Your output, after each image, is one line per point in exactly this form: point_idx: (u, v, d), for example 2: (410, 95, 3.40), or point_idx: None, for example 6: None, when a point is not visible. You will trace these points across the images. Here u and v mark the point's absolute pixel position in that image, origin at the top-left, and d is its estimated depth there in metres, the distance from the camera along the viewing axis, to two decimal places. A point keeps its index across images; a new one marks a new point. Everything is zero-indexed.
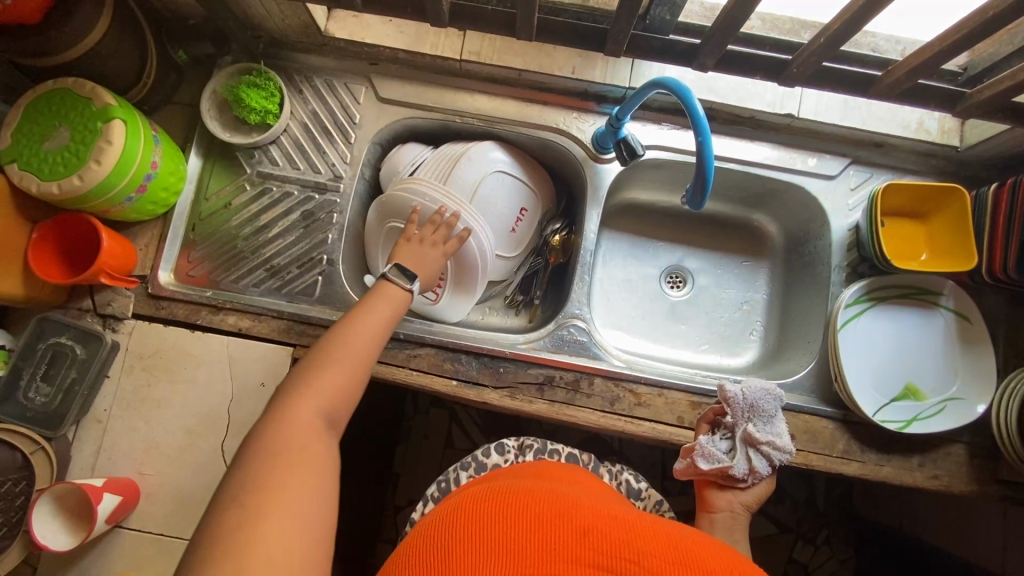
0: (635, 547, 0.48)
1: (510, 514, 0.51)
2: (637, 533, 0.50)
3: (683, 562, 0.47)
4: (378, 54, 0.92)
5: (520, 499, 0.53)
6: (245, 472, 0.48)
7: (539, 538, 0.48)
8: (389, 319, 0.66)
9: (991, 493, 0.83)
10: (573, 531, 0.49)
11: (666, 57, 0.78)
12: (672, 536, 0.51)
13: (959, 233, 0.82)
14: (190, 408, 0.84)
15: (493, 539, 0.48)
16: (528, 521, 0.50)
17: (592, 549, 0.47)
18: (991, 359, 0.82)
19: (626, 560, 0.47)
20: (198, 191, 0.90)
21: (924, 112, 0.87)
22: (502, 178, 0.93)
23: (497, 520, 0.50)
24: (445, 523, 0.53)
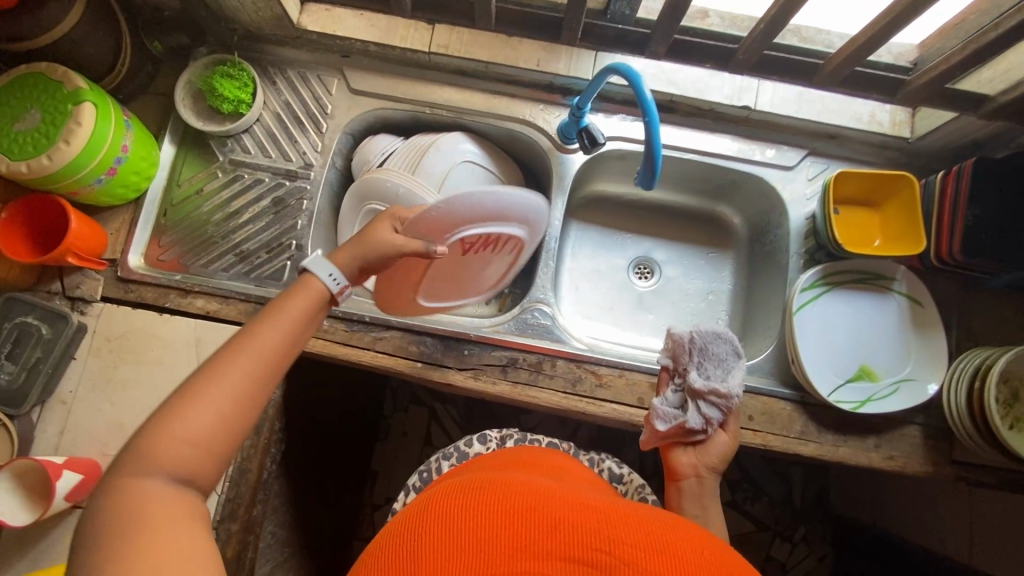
0: (607, 537, 0.44)
1: (474, 506, 0.47)
2: (608, 521, 0.46)
3: (655, 548, 0.44)
4: (350, 47, 0.94)
5: (486, 492, 0.49)
6: (97, 547, 0.40)
7: (505, 534, 0.44)
8: (305, 315, 0.56)
9: (945, 473, 0.85)
10: (544, 525, 0.45)
11: (621, 45, 0.89)
12: (642, 519, 0.48)
13: (908, 219, 0.85)
14: (156, 390, 0.84)
15: (455, 536, 0.44)
16: (493, 514, 0.46)
17: (564, 543, 0.43)
18: (942, 342, 0.85)
19: (599, 551, 0.43)
20: (170, 178, 0.92)
21: (875, 105, 0.90)
22: (471, 168, 0.95)
23: (459, 515, 0.46)
24: (406, 523, 0.48)
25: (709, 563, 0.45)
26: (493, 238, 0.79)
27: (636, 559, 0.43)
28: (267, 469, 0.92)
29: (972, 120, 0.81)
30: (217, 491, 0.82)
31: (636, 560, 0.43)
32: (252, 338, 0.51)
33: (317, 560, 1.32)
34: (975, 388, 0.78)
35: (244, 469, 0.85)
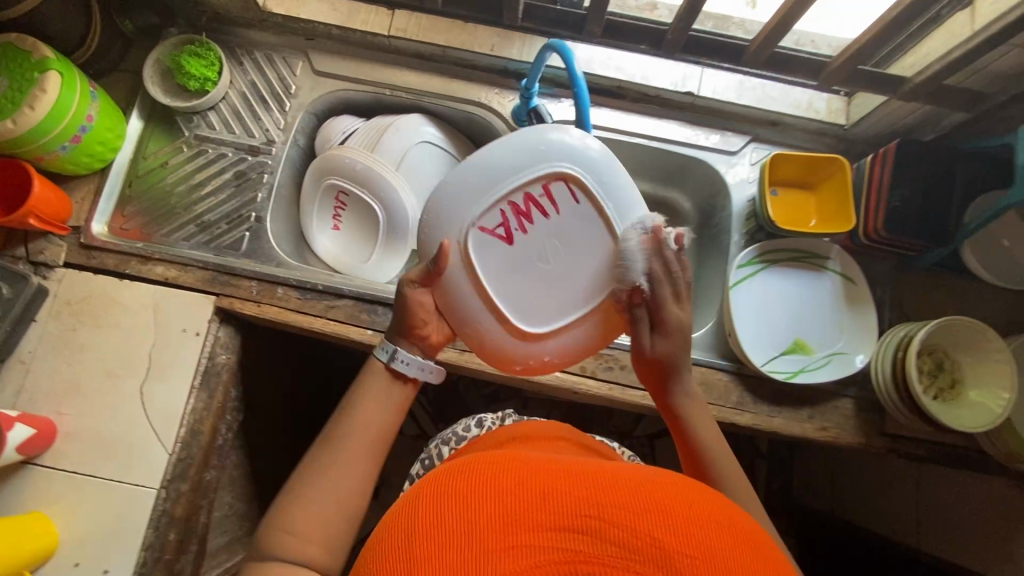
0: (591, 501, 0.39)
1: (452, 488, 0.42)
2: (596, 481, 0.42)
3: (642, 504, 0.40)
4: (313, 30, 0.98)
5: (463, 469, 0.44)
6: None
7: (489, 510, 0.39)
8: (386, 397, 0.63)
9: (875, 444, 0.87)
10: (531, 496, 0.40)
11: (560, 27, 0.95)
12: (631, 474, 0.44)
13: (840, 200, 0.89)
14: (112, 352, 0.87)
15: (438, 523, 0.39)
16: (473, 492, 0.41)
17: (552, 513, 0.39)
18: (872, 317, 0.88)
19: (589, 517, 0.38)
20: (137, 151, 0.96)
21: (812, 93, 0.95)
22: (429, 149, 0.99)
23: (442, 497, 0.41)
24: (389, 520, 0.43)
25: (699, 511, 0.41)
26: (536, 199, 0.67)
27: (624, 518, 0.38)
28: (221, 435, 0.94)
29: (898, 104, 0.85)
30: (168, 450, 0.84)
31: (624, 520, 0.38)
32: (342, 430, 0.59)
33: None
34: (898, 358, 0.81)
35: (196, 431, 0.87)
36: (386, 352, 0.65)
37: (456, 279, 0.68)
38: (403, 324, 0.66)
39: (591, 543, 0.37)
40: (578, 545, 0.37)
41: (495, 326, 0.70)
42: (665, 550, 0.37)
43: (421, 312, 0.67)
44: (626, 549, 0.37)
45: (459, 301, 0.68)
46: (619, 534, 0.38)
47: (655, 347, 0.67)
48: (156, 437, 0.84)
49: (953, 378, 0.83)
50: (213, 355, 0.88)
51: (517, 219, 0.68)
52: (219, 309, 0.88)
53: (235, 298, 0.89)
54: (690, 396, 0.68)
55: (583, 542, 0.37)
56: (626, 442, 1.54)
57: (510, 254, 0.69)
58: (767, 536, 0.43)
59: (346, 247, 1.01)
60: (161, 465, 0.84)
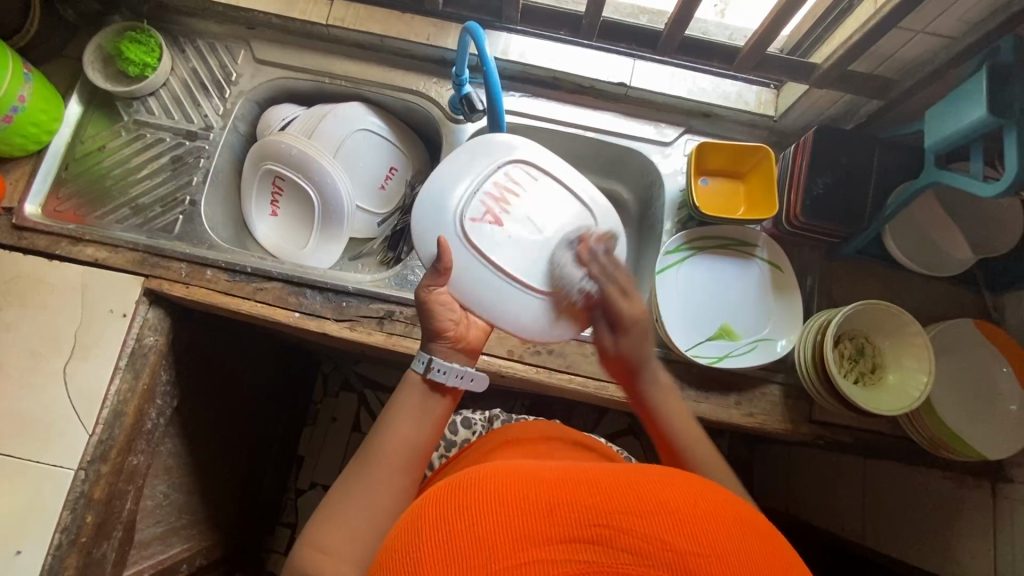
0: (597, 509, 0.39)
1: (458, 503, 0.41)
2: (602, 486, 0.41)
3: (646, 504, 0.39)
4: (254, 19, 1.00)
5: (468, 481, 0.43)
6: None
7: (498, 525, 0.38)
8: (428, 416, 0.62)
9: (803, 431, 0.87)
10: (537, 509, 0.39)
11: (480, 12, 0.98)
12: (633, 474, 0.43)
13: (765, 188, 0.90)
14: (38, 332, 0.86)
15: (448, 542, 0.38)
16: (479, 505, 0.40)
17: (560, 524, 0.38)
18: (797, 302, 0.89)
19: (598, 527, 0.38)
20: (74, 135, 0.97)
21: (742, 85, 0.97)
22: (369, 137, 1.01)
23: (448, 514, 0.40)
24: (396, 539, 0.42)
25: (706, 507, 0.40)
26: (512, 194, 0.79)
27: (632, 524, 0.38)
28: (151, 419, 0.93)
29: (818, 93, 0.87)
30: (89, 430, 0.83)
31: (632, 525, 0.38)
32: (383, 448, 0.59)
33: (229, 537, 1.30)
34: (819, 342, 0.82)
35: (120, 413, 0.86)
36: (421, 363, 0.64)
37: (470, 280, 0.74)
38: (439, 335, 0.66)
39: (601, 552, 0.37)
40: (588, 554, 0.37)
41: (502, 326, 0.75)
42: (674, 552, 0.37)
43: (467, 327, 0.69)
44: (637, 556, 0.37)
45: (481, 298, 0.73)
46: (627, 540, 0.37)
47: (618, 345, 0.65)
48: (77, 418, 0.84)
49: (874, 363, 0.83)
50: (141, 336, 0.88)
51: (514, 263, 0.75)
52: (147, 290, 0.89)
53: (163, 280, 0.89)
54: (661, 379, 0.66)
55: (594, 551, 0.37)
56: None
57: (514, 246, 0.77)
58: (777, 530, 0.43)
59: (284, 233, 1.02)
60: (82, 445, 0.83)
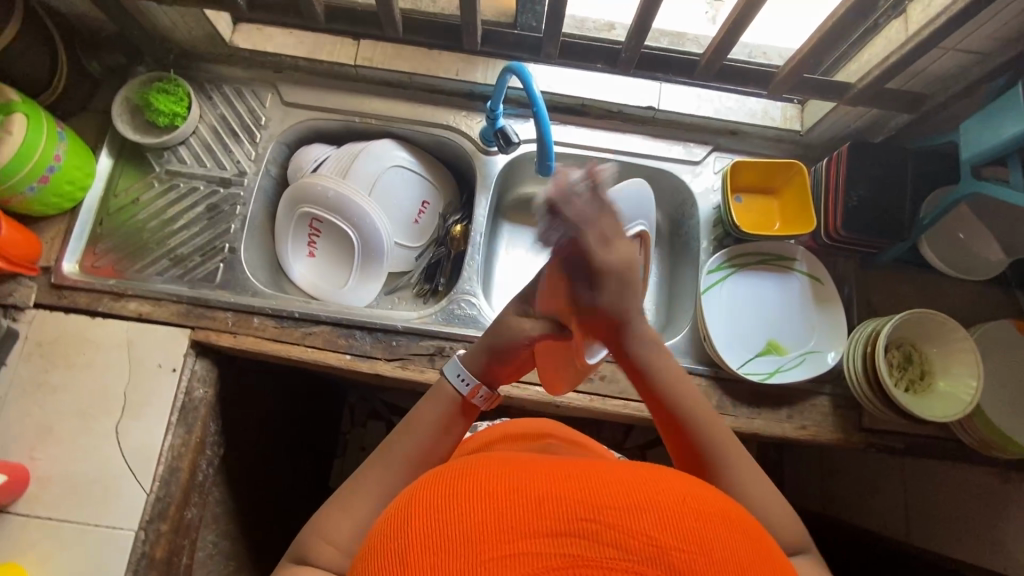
0: (587, 501, 0.36)
1: (448, 494, 0.38)
2: (595, 480, 0.38)
3: (637, 499, 0.37)
4: (281, 63, 1.00)
5: (460, 473, 0.40)
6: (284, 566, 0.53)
7: (486, 517, 0.36)
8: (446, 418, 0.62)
9: (855, 440, 0.88)
10: (526, 500, 0.36)
11: None
12: (628, 469, 0.41)
13: (800, 203, 0.92)
14: (85, 393, 0.85)
15: (433, 533, 0.36)
16: (469, 497, 0.37)
17: (547, 517, 0.35)
18: (840, 313, 0.91)
19: (586, 521, 0.35)
20: (107, 189, 0.96)
21: (767, 102, 0.99)
22: (401, 172, 1.01)
23: (439, 504, 0.37)
24: (382, 526, 0.39)
25: (697, 507, 0.38)
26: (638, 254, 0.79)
27: (620, 519, 0.35)
28: (202, 471, 0.92)
29: (847, 109, 0.89)
30: (146, 490, 0.82)
31: (620, 519, 0.35)
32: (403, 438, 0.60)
33: None
34: (868, 352, 0.83)
35: (174, 468, 0.85)
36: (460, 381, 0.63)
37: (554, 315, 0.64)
38: (493, 360, 0.63)
39: (589, 547, 0.34)
40: (575, 549, 0.34)
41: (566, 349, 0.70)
42: (663, 548, 0.34)
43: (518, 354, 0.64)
44: (624, 551, 0.34)
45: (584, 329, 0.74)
46: (616, 535, 0.35)
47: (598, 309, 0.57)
48: (134, 478, 0.83)
49: (921, 369, 0.85)
50: (190, 389, 0.87)
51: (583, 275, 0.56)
52: (195, 342, 0.88)
53: (210, 331, 0.88)
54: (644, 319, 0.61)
55: (581, 546, 0.34)
56: (618, 453, 1.54)
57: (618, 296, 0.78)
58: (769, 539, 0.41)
59: (322, 273, 1.02)
60: (140, 506, 0.82)
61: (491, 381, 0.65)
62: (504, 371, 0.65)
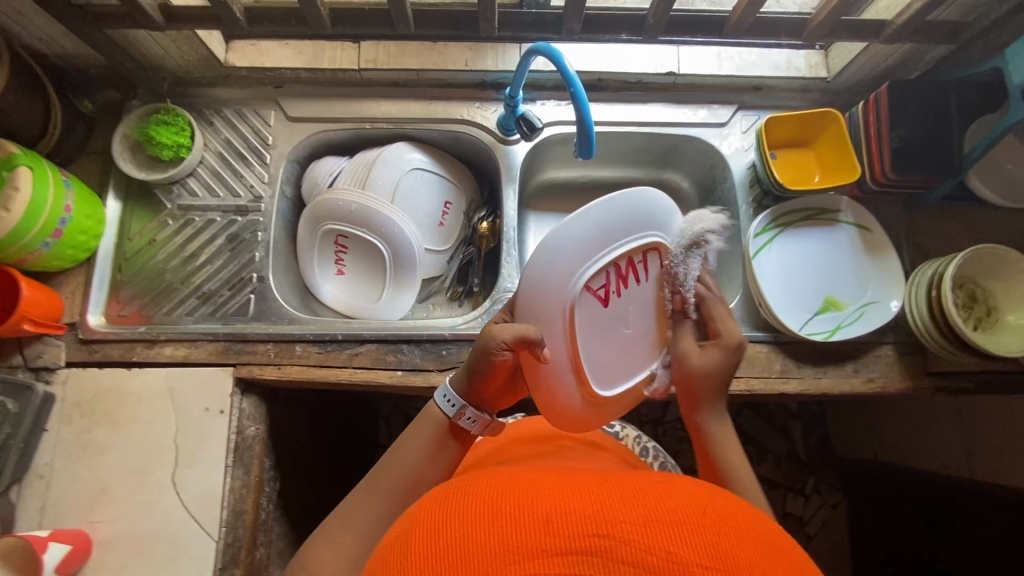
0: (601, 518, 0.34)
1: (457, 511, 0.37)
2: (608, 497, 0.37)
3: (655, 516, 0.35)
4: (281, 77, 0.96)
5: (470, 491, 0.39)
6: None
7: (494, 538, 0.34)
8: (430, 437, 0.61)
9: (925, 385, 0.86)
10: (536, 519, 0.35)
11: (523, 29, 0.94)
12: (647, 487, 0.39)
13: (841, 152, 0.89)
14: (134, 447, 0.82)
15: (441, 555, 0.34)
16: (475, 520, 0.36)
17: (557, 535, 0.33)
18: (894, 259, 0.88)
19: (596, 536, 0.33)
20: (120, 233, 0.91)
21: (789, 52, 0.95)
22: (420, 175, 0.97)
23: (453, 524, 0.36)
24: (391, 542, 0.38)
25: (720, 523, 0.35)
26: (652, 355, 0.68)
27: (636, 535, 0.33)
28: (264, 508, 0.89)
29: (878, 49, 0.86)
30: (214, 537, 0.80)
31: (635, 536, 0.33)
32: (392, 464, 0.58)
33: None
34: (934, 297, 0.80)
35: (239, 511, 0.82)
36: (449, 406, 0.62)
37: (552, 327, 0.58)
38: (474, 378, 0.61)
39: (602, 566, 0.32)
40: (586, 567, 0.32)
41: (568, 377, 0.59)
42: (683, 564, 0.32)
43: (498, 372, 0.60)
44: (639, 567, 0.32)
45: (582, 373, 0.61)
46: (632, 552, 0.32)
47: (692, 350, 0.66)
48: (200, 527, 0.80)
49: (988, 307, 0.83)
50: (241, 428, 0.84)
51: (620, 273, 0.59)
52: (239, 379, 0.85)
53: (253, 366, 0.85)
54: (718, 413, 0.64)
55: (593, 565, 0.32)
56: (662, 429, 1.52)
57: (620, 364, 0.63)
58: (803, 554, 0.38)
59: (353, 291, 0.98)
60: (210, 554, 0.79)
61: (477, 403, 0.63)
62: (486, 388, 0.62)
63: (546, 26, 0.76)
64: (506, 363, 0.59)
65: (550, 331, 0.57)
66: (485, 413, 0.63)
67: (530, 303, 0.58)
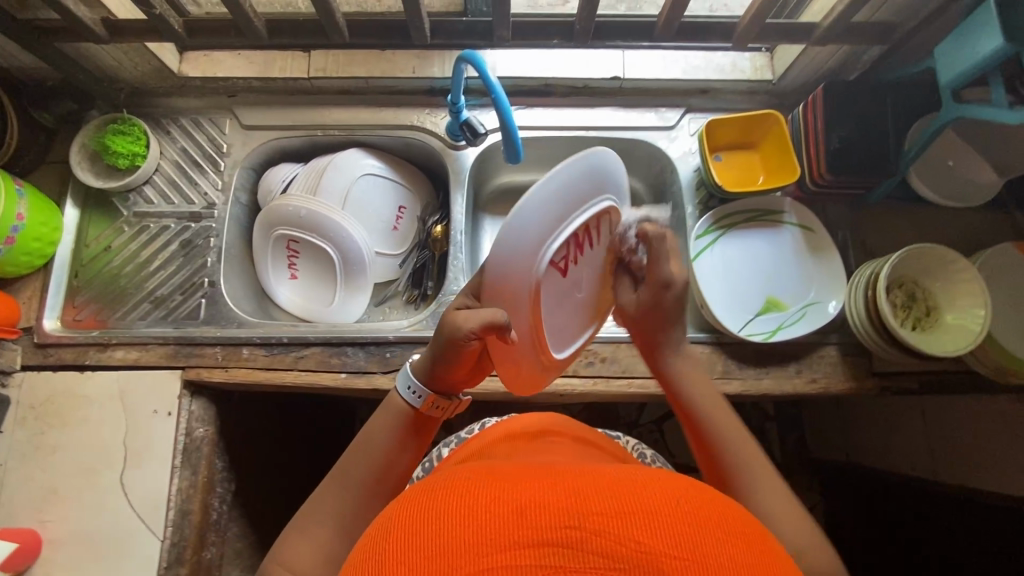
0: (574, 509, 0.33)
1: (421, 503, 0.35)
2: (583, 486, 0.35)
3: (627, 506, 0.33)
4: (234, 86, 0.98)
5: (441, 483, 0.37)
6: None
7: (466, 528, 0.32)
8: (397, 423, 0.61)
9: (868, 386, 0.86)
10: (509, 510, 0.33)
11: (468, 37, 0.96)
12: (622, 477, 0.37)
13: (782, 153, 0.89)
14: (85, 448, 0.84)
15: (408, 549, 0.32)
16: (444, 510, 0.34)
17: (529, 527, 0.32)
18: (837, 260, 0.88)
19: (570, 528, 0.32)
20: (78, 239, 0.94)
21: (734, 55, 0.96)
22: (372, 180, 0.99)
23: (420, 516, 0.34)
24: (362, 537, 0.36)
25: (691, 512, 0.34)
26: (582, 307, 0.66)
27: (609, 526, 0.32)
28: (215, 509, 0.91)
29: (816, 51, 0.86)
30: (160, 536, 0.82)
31: (608, 526, 0.32)
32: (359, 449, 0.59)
33: None
34: (869, 297, 0.81)
35: (185, 511, 0.84)
36: (413, 394, 0.61)
37: (518, 307, 0.55)
38: (438, 367, 0.60)
39: (573, 557, 0.31)
40: (558, 560, 0.31)
41: (529, 347, 0.61)
42: (653, 554, 0.31)
43: (467, 358, 0.60)
44: (612, 560, 0.31)
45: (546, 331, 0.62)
46: (604, 543, 0.31)
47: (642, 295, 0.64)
48: (146, 526, 0.82)
49: (927, 307, 0.83)
50: (190, 430, 0.86)
51: (575, 241, 0.57)
52: (187, 381, 0.86)
53: (201, 369, 0.87)
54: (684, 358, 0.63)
55: (564, 557, 0.31)
56: (635, 432, 1.52)
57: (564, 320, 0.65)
58: (776, 541, 0.36)
59: (307, 294, 0.99)
60: (155, 553, 0.81)
61: (442, 389, 0.63)
62: (452, 375, 0.62)
63: (479, 34, 0.78)
64: (474, 349, 0.58)
65: (516, 302, 0.55)
66: (449, 399, 0.64)
67: (495, 282, 0.55)
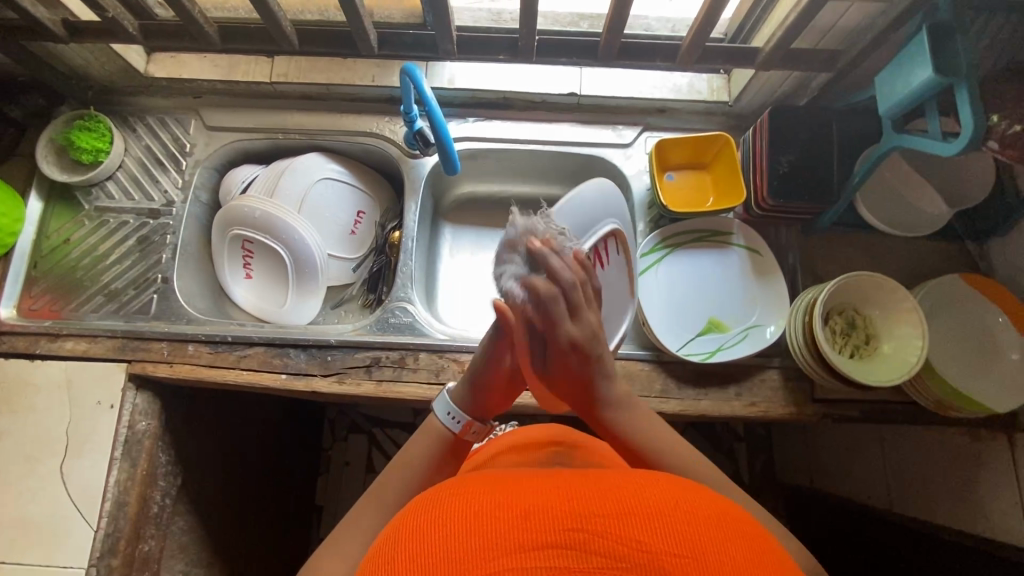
0: (575, 511, 0.34)
1: (432, 512, 0.36)
2: (582, 489, 0.37)
3: (628, 508, 0.35)
4: (200, 88, 1.00)
5: (449, 491, 0.39)
6: None
7: (473, 533, 0.34)
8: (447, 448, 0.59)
9: (808, 412, 0.85)
10: (515, 516, 0.34)
11: None
12: (621, 479, 0.39)
13: (731, 175, 0.90)
14: (28, 435, 0.86)
15: (417, 554, 0.33)
16: (453, 516, 0.35)
17: (535, 530, 0.33)
18: (781, 283, 0.88)
19: (574, 530, 0.33)
20: (39, 231, 0.96)
21: (691, 76, 0.97)
22: (331, 185, 1.00)
23: (429, 524, 0.35)
24: (376, 544, 0.38)
25: (688, 511, 0.35)
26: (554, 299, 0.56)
27: (611, 527, 0.33)
28: (156, 503, 0.92)
29: (767, 75, 0.87)
30: (94, 526, 0.83)
31: (610, 527, 0.33)
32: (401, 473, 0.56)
33: None
34: (807, 321, 0.80)
35: (122, 503, 0.85)
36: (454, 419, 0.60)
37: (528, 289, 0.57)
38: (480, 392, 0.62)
39: (576, 559, 0.32)
40: (564, 561, 0.32)
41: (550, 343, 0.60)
42: (653, 554, 0.32)
43: (499, 379, 0.62)
44: (613, 559, 0.32)
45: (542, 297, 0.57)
46: (605, 544, 0.33)
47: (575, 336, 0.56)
48: (81, 515, 0.83)
49: (867, 334, 0.83)
50: (132, 423, 0.87)
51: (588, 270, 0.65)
52: (132, 374, 0.88)
53: (146, 362, 0.88)
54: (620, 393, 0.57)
55: (567, 558, 0.32)
56: None
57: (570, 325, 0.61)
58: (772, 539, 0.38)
59: (261, 294, 1.01)
60: (89, 542, 0.82)
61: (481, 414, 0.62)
62: (491, 399, 0.63)
63: (425, 47, 0.80)
64: (503, 369, 0.62)
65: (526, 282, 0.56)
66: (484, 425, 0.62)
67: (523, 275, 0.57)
